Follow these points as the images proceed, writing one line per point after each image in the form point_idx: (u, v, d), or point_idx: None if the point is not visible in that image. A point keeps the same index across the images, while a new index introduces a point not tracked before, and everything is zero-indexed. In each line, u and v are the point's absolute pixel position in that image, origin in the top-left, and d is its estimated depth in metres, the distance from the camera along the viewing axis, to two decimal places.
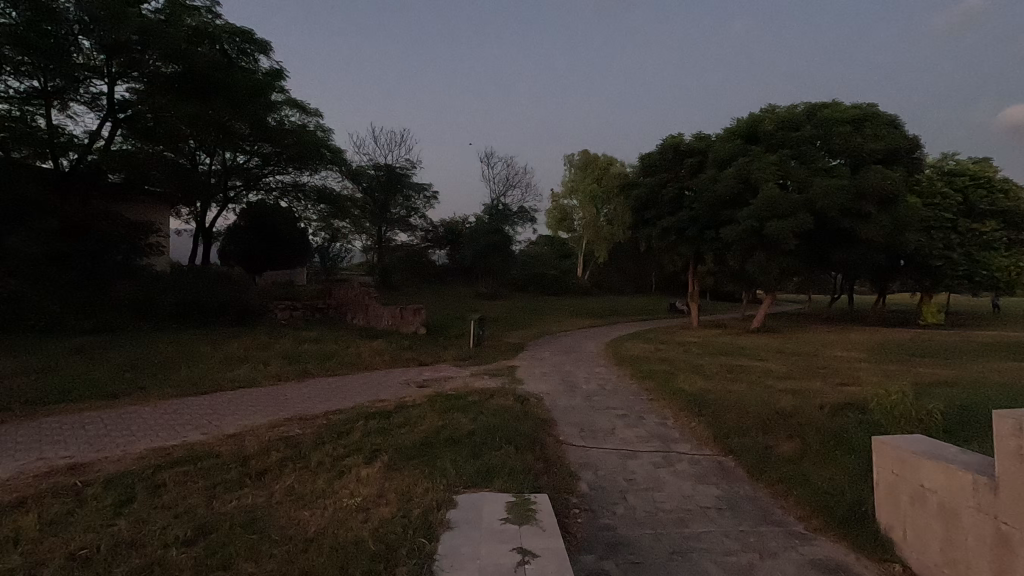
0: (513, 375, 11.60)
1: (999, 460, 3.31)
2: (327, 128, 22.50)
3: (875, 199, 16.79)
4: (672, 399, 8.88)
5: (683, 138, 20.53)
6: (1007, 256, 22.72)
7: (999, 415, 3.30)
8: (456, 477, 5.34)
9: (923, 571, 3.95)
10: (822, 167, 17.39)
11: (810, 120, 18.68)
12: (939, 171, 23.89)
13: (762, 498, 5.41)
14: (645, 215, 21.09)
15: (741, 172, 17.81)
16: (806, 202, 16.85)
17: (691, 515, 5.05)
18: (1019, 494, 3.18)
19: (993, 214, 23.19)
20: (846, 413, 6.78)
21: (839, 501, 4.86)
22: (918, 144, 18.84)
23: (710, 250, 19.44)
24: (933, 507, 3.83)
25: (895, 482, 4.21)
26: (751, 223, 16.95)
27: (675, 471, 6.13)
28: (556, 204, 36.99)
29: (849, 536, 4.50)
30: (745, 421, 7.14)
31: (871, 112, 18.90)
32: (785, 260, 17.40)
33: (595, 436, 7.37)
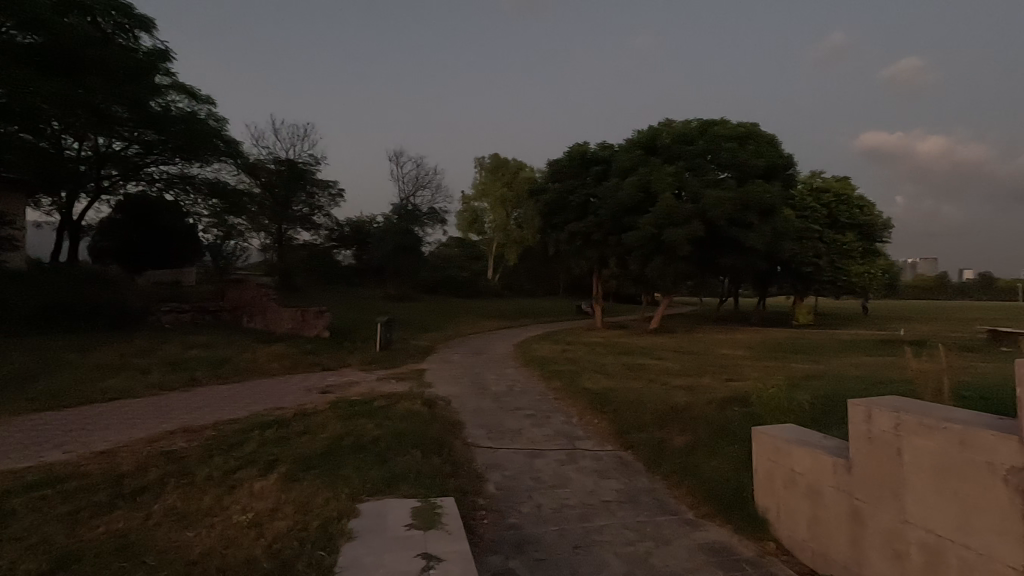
0: (422, 377, 11.43)
1: (853, 443, 3.74)
2: (220, 117, 20.79)
3: (757, 210, 18.44)
4: (577, 399, 9.18)
5: (589, 147, 21.47)
6: (862, 263, 25.83)
7: (853, 404, 3.73)
8: (359, 485, 5.16)
9: (793, 547, 4.37)
10: (713, 179, 18.84)
11: (703, 136, 20.23)
12: (809, 187, 26.69)
13: (658, 490, 5.74)
14: (553, 220, 21.72)
15: (641, 182, 18.89)
16: (699, 211, 18.16)
17: (593, 509, 5.24)
18: (869, 473, 3.61)
19: (852, 227, 26.27)
20: (731, 406, 7.37)
21: (724, 488, 5.28)
22: (792, 162, 20.98)
23: (614, 254, 20.35)
24: (802, 488, 4.25)
25: (770, 467, 4.63)
26: (651, 230, 17.97)
27: (579, 467, 6.36)
28: (466, 206, 37.02)
29: (732, 520, 4.90)
30: (645, 417, 7.52)
31: (754, 131, 20.74)
32: (680, 265, 18.59)
33: (502, 437, 7.43)
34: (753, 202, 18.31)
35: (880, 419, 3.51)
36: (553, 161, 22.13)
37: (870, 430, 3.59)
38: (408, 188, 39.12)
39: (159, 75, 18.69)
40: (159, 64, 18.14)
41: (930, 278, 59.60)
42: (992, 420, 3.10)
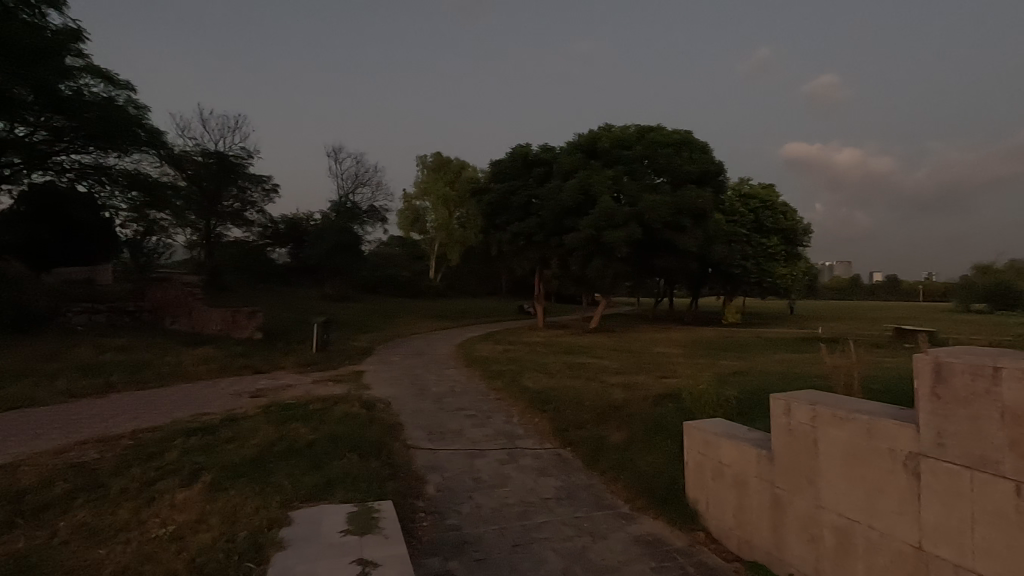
0: (360, 379, 11.15)
1: (775, 435, 3.97)
2: (141, 104, 19.44)
3: (690, 214, 19.25)
4: (518, 398, 9.25)
5: (531, 148, 21.70)
6: (785, 266, 27.53)
7: (775, 398, 3.97)
8: (292, 492, 4.97)
9: (721, 536, 4.58)
10: (649, 184, 19.52)
11: (640, 141, 20.89)
12: (738, 194, 28.28)
13: (596, 485, 5.88)
14: (496, 221, 21.79)
15: (581, 184, 19.28)
16: (636, 214, 18.72)
17: (532, 507, 5.29)
18: (788, 463, 3.85)
19: (776, 232, 27.97)
20: (665, 402, 7.65)
21: (657, 482, 5.47)
22: (723, 169, 22.02)
23: (555, 255, 20.65)
24: (728, 479, 4.47)
25: (700, 460, 4.84)
26: (590, 231, 18.38)
27: (519, 466, 6.41)
28: (408, 205, 36.51)
29: (665, 511, 5.09)
30: (583, 414, 7.69)
31: (688, 138, 21.66)
32: (619, 266, 19.08)
33: (443, 438, 7.38)
34: (686, 207, 19.10)
35: (798, 412, 3.76)
36: (495, 161, 22.27)
37: (790, 422, 3.83)
38: (347, 185, 38.10)
39: (70, 56, 17.28)
40: (70, 45, 16.77)
41: (844, 280, 64.25)
42: (894, 411, 3.37)
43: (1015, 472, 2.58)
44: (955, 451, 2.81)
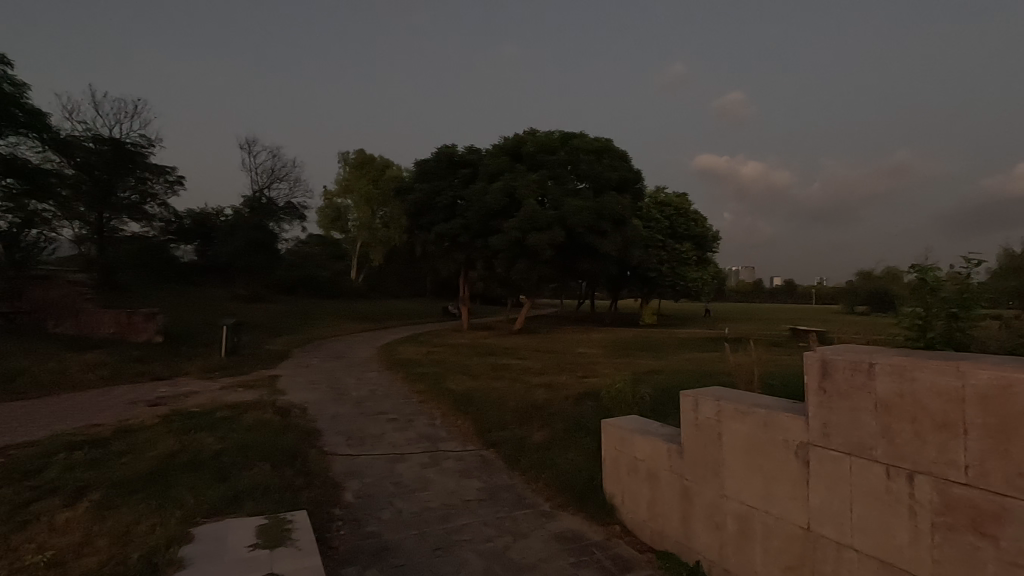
0: (274, 384, 10.58)
1: (684, 430, 4.20)
2: (18, 81, 17.34)
3: (610, 219, 19.93)
4: (441, 400, 9.16)
5: (456, 149, 21.67)
6: (697, 271, 29.19)
7: (684, 395, 4.19)
8: (194, 507, 4.64)
9: (635, 528, 4.78)
10: (572, 188, 20.03)
11: (563, 147, 21.44)
12: (655, 201, 29.81)
13: (518, 485, 5.95)
14: (420, 221, 21.52)
15: (506, 187, 19.46)
16: (560, 218, 19.13)
17: (454, 510, 5.26)
18: (696, 456, 4.09)
19: (689, 238, 29.68)
20: (585, 401, 7.86)
21: (576, 479, 5.61)
22: (641, 177, 23.04)
23: (479, 257, 20.65)
24: (643, 473, 4.68)
25: (616, 456, 5.02)
26: (515, 234, 18.56)
27: (442, 469, 6.35)
28: (329, 202, 35.21)
29: (583, 508, 5.24)
30: (506, 415, 7.74)
31: (608, 145, 22.47)
32: (543, 268, 19.38)
33: (362, 444, 7.16)
34: (607, 212, 19.77)
35: (704, 408, 3.99)
36: (420, 161, 22.04)
37: (697, 417, 4.06)
38: (262, 179, 36.14)
39: None
40: None
41: (749, 284, 69.05)
42: (787, 404, 3.67)
43: (887, 456, 2.88)
44: (837, 440, 3.11)
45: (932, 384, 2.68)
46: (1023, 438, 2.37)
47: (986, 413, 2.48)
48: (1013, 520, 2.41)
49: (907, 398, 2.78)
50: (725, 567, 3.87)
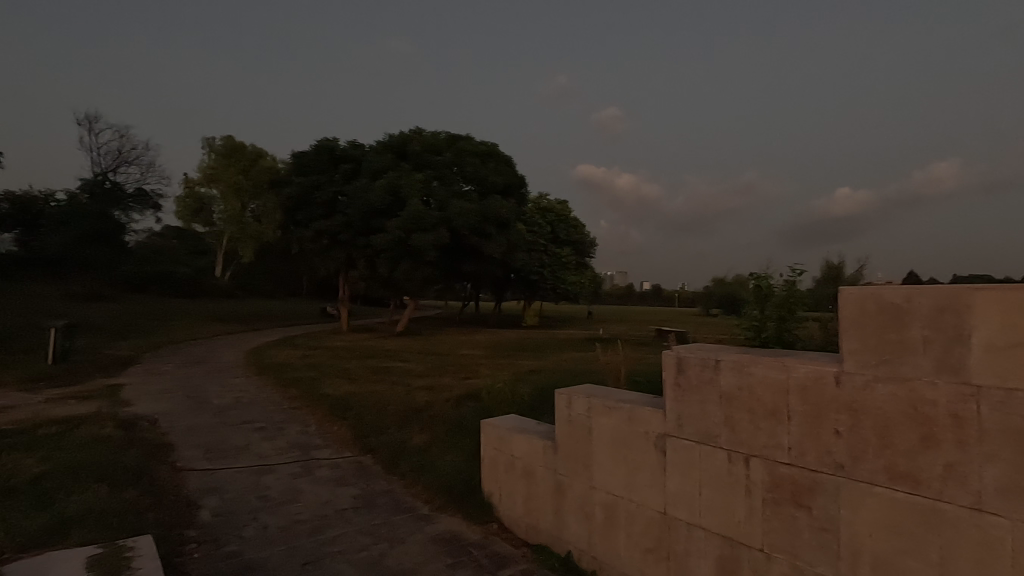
0: (116, 395, 9.33)
1: (558, 427, 4.38)
2: None
3: (494, 223, 20.25)
4: (315, 406, 8.69)
5: (338, 143, 20.76)
6: (576, 274, 30.63)
7: (559, 393, 4.37)
8: (5, 542, 3.94)
9: (511, 525, 4.89)
10: (457, 190, 20.04)
11: (450, 148, 21.48)
12: (538, 207, 31.01)
13: (395, 490, 5.82)
14: (297, 217, 20.28)
15: (390, 185, 18.99)
16: (445, 219, 19.06)
17: (327, 520, 5.01)
18: (568, 451, 4.29)
19: (569, 244, 31.17)
20: (466, 402, 7.90)
21: (455, 480, 5.62)
22: (524, 182, 23.78)
23: (361, 257, 19.87)
24: (519, 470, 4.81)
25: (495, 455, 5.11)
26: (399, 234, 18.12)
27: (314, 478, 6.02)
28: (190, 192, 31.91)
29: (462, 509, 5.27)
30: (386, 419, 7.54)
31: (494, 151, 22.88)
32: (427, 269, 19.14)
33: (224, 456, 6.56)
34: (492, 215, 20.08)
35: (577, 404, 4.20)
36: (297, 152, 20.79)
37: (570, 413, 4.26)
38: (107, 162, 31.77)
39: None
40: None
41: (622, 288, 73.99)
42: (647, 399, 3.99)
43: (729, 442, 3.24)
44: (689, 429, 3.44)
45: (764, 377, 3.07)
46: (830, 421, 2.80)
47: (805, 401, 2.89)
48: (822, 492, 2.83)
49: (745, 390, 3.15)
50: (593, 555, 4.10)
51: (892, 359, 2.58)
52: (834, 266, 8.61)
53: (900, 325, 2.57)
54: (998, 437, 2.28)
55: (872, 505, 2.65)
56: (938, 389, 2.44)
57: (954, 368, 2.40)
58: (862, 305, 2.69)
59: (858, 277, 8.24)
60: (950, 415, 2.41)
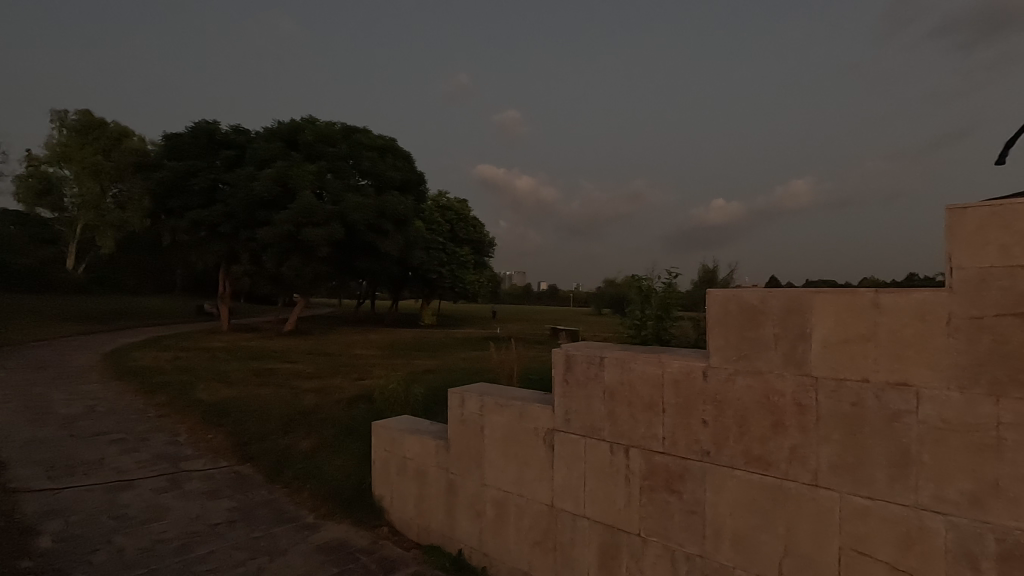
0: None
1: (451, 426, 4.37)
2: None
3: (391, 219, 19.73)
4: (187, 413, 7.94)
5: (219, 127, 19.11)
6: (474, 274, 30.71)
7: (451, 392, 4.37)
8: None
9: (403, 528, 4.79)
10: (353, 184, 19.28)
11: (344, 140, 20.63)
12: (437, 205, 30.86)
13: (277, 499, 5.48)
14: (169, 205, 18.39)
15: (279, 174, 17.80)
16: (338, 213, 18.23)
17: (196, 538, 4.59)
18: (462, 449, 4.28)
19: (468, 243, 31.29)
20: (358, 404, 7.63)
21: (344, 486, 5.39)
22: (423, 179, 23.46)
23: (245, 251, 18.44)
24: (411, 471, 4.73)
25: (386, 457, 4.98)
26: (287, 227, 17.03)
27: (183, 492, 5.49)
28: (35, 171, 27.78)
29: (350, 514, 5.08)
30: (268, 424, 7.07)
31: (391, 145, 22.34)
32: (319, 265, 18.18)
33: (73, 473, 5.78)
34: (389, 211, 19.54)
35: (469, 403, 4.22)
36: (170, 134, 18.84)
37: (463, 412, 4.27)
38: None
39: None
40: None
41: (520, 288, 75.50)
42: (538, 395, 4.11)
43: (612, 435, 3.42)
44: (575, 424, 3.59)
45: (642, 372, 3.27)
46: (698, 411, 3.05)
47: (676, 394, 3.13)
48: (691, 477, 3.08)
49: (626, 385, 3.35)
50: (484, 551, 4.14)
51: (748, 354, 2.88)
52: (707, 270, 9.44)
53: (756, 324, 2.86)
54: (831, 421, 2.62)
55: (731, 487, 2.93)
56: (785, 380, 2.76)
57: (798, 362, 2.72)
58: (726, 306, 2.97)
59: (727, 280, 9.10)
60: (794, 403, 2.73)
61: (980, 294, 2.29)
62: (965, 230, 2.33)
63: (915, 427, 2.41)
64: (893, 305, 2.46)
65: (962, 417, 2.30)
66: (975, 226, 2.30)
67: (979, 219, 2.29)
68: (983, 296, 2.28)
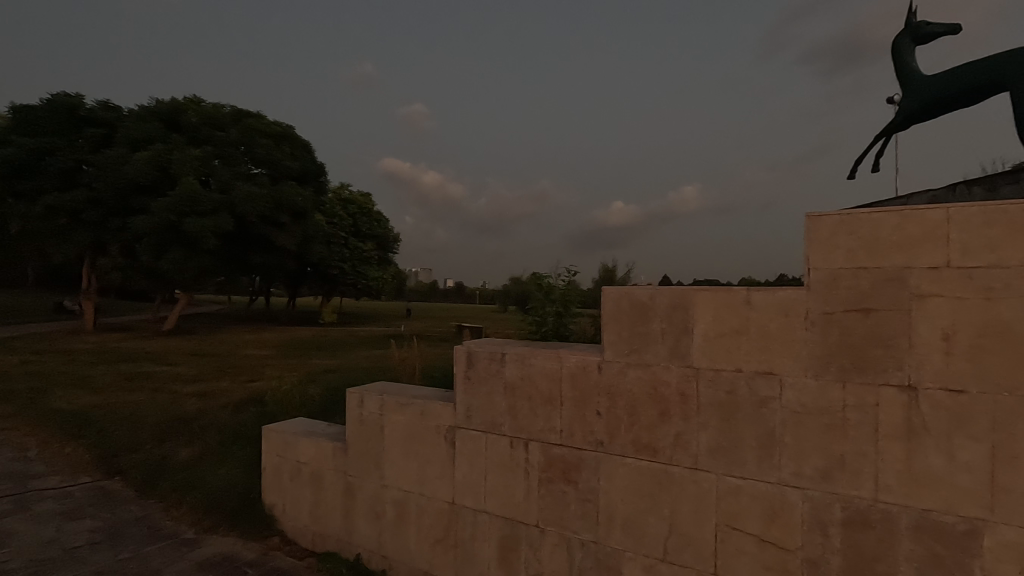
0: None
1: (350, 427, 4.20)
2: None
3: (288, 211, 18.60)
4: (40, 425, 6.98)
5: (83, 100, 16.93)
6: (379, 270, 29.77)
7: (350, 391, 4.21)
8: None
9: (297, 536, 4.55)
10: (244, 172, 17.94)
11: (235, 125, 19.13)
12: (339, 197, 29.70)
13: (151, 515, 4.98)
14: (18, 187, 16.03)
15: (157, 158, 16.12)
16: (227, 203, 16.88)
17: (49, 565, 4.06)
18: (361, 451, 4.15)
19: (371, 238, 30.29)
20: (247, 407, 7.12)
21: (231, 495, 5.02)
22: (323, 171, 22.41)
23: (115, 241, 16.52)
24: (305, 476, 4.50)
25: (278, 462, 4.70)
26: (167, 217, 15.48)
27: (33, 514, 4.82)
28: None
29: (236, 526, 4.74)
30: (141, 434, 6.40)
31: (288, 133, 21.09)
32: (205, 260, 16.71)
33: None
34: (285, 203, 18.41)
35: (369, 403, 4.09)
36: (20, 106, 16.41)
37: (362, 413, 4.13)
38: None
39: None
40: None
41: (427, 285, 74.17)
42: (439, 393, 4.08)
43: (511, 430, 3.48)
44: (477, 421, 3.61)
45: (541, 367, 3.35)
46: (593, 404, 3.18)
47: (573, 387, 3.24)
48: (586, 466, 3.20)
49: (526, 380, 3.41)
50: (383, 554, 4.04)
51: (639, 348, 3.05)
52: (607, 269, 9.88)
53: (646, 320, 3.04)
54: (709, 408, 2.85)
55: (622, 474, 3.09)
56: (670, 372, 2.95)
57: (682, 355, 2.92)
58: (618, 302, 3.12)
59: (624, 279, 9.58)
60: (678, 392, 2.93)
61: (832, 291, 2.59)
62: (820, 235, 2.62)
63: (779, 411, 2.68)
64: (761, 301, 2.72)
65: (817, 401, 2.59)
66: (829, 231, 2.60)
67: (831, 225, 2.59)
68: (834, 293, 2.58)
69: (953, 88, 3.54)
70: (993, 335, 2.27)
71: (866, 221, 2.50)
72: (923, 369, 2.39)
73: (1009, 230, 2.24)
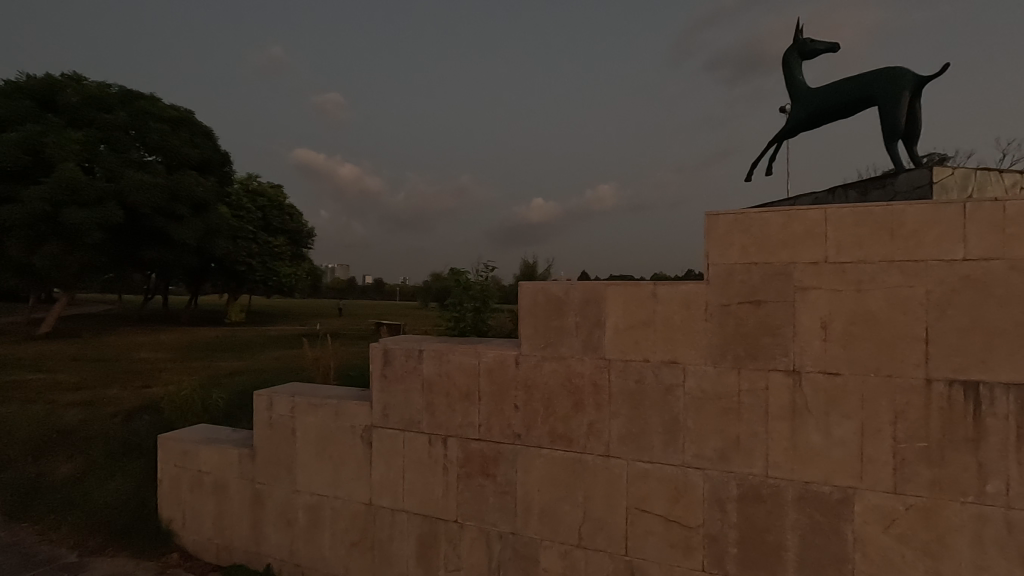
0: None
1: (258, 432, 3.98)
2: None
3: (187, 203, 17.23)
4: None
5: None
6: (291, 266, 28.28)
7: (258, 394, 3.98)
8: None
9: (200, 550, 4.25)
10: (136, 159, 16.36)
11: (124, 107, 17.38)
12: (246, 189, 27.95)
13: (23, 540, 4.45)
14: None
15: (27, 141, 14.36)
16: (115, 193, 15.36)
17: None
18: (271, 455, 3.94)
19: (282, 232, 28.72)
20: (140, 415, 6.55)
21: (121, 512, 4.60)
22: (228, 160, 20.97)
23: None
24: (208, 486, 4.21)
25: (177, 472, 4.36)
26: (41, 207, 13.83)
27: None
28: None
29: (128, 545, 4.34)
30: (11, 450, 5.70)
31: (187, 118, 19.49)
32: (89, 255, 15.08)
33: None
34: (183, 193, 17.03)
35: (279, 405, 3.89)
36: None
37: (271, 415, 3.92)
38: None
39: None
40: None
41: (343, 282, 71.07)
42: (354, 392, 3.96)
43: (429, 426, 3.45)
44: (393, 419, 3.54)
45: (459, 363, 3.34)
46: (510, 397, 3.22)
47: (491, 382, 3.27)
48: (504, 459, 3.24)
49: (444, 376, 3.39)
50: (295, 562, 3.87)
51: (554, 341, 3.12)
52: (527, 265, 10.02)
53: (561, 313, 3.12)
54: (620, 397, 2.97)
55: (538, 465, 3.16)
56: (584, 364, 3.06)
57: (595, 347, 3.03)
58: (535, 298, 3.17)
59: (544, 275, 9.75)
60: (591, 383, 3.04)
61: (727, 286, 2.79)
62: (717, 232, 2.81)
63: (682, 398, 2.85)
64: (666, 295, 2.87)
65: (715, 387, 2.78)
66: (725, 229, 2.79)
67: (726, 224, 2.79)
68: (729, 287, 2.78)
69: (827, 102, 3.96)
70: (861, 323, 2.54)
71: (757, 220, 2.72)
72: (805, 355, 2.63)
73: (874, 229, 2.51)
